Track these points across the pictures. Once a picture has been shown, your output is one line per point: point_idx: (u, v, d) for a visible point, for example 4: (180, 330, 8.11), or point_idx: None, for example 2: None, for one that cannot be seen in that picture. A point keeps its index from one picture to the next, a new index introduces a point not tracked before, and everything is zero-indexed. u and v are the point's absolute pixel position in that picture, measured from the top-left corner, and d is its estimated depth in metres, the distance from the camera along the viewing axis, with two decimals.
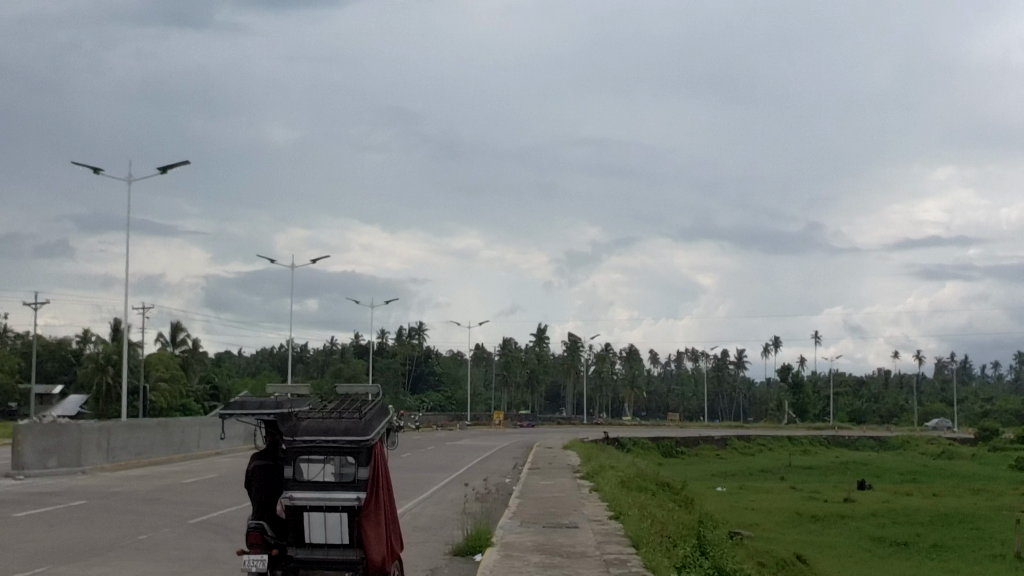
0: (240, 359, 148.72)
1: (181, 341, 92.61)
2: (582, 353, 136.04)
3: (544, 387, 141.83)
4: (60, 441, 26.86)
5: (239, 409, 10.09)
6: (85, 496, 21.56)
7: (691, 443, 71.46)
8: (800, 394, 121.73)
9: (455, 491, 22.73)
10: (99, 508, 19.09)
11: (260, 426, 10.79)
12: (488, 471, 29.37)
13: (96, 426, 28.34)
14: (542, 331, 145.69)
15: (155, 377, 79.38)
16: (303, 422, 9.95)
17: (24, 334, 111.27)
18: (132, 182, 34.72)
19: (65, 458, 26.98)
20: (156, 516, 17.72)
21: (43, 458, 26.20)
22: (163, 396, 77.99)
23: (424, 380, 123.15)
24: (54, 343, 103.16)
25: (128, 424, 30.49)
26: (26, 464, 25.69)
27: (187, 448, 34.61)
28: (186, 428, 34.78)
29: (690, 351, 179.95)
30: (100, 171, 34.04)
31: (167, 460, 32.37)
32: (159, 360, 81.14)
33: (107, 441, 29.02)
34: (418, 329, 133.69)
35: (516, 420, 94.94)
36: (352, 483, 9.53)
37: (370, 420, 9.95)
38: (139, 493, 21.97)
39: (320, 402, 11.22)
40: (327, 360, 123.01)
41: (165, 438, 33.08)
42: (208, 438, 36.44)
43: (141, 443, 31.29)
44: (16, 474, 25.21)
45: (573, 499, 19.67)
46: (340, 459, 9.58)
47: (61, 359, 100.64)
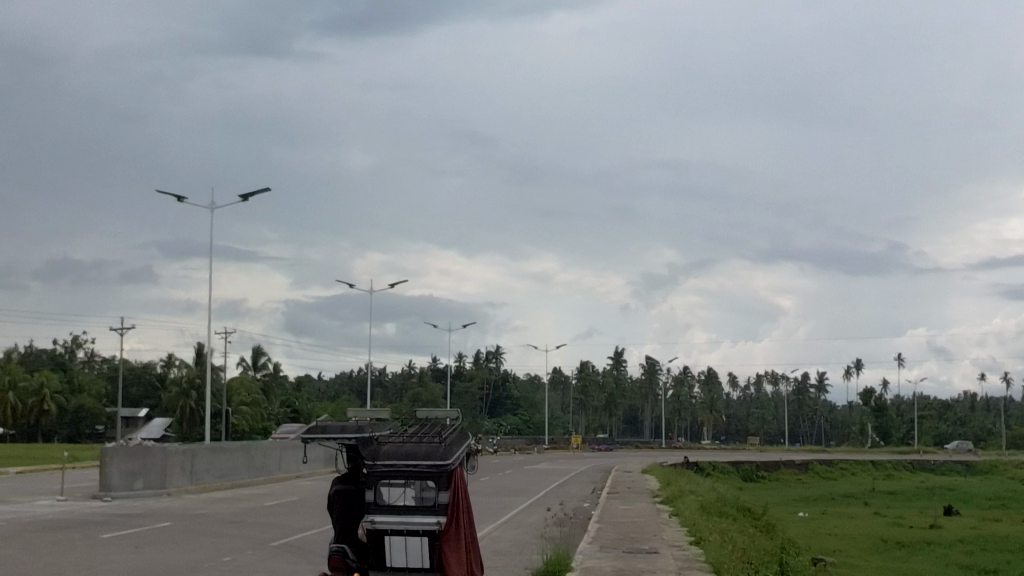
0: (319, 382, 150.39)
1: (262, 365, 94.21)
2: (659, 376, 135.35)
3: (622, 411, 141.28)
4: (145, 463, 27.36)
5: (321, 433, 10.21)
6: (170, 518, 21.92)
7: (772, 468, 70.52)
8: (883, 418, 119.44)
9: (534, 515, 22.59)
10: (180, 530, 19.43)
11: (342, 450, 10.92)
12: (566, 495, 29.18)
13: (179, 450, 28.81)
14: (619, 354, 145.33)
15: (237, 401, 80.60)
16: (384, 446, 10.06)
17: (110, 359, 113.84)
18: (213, 210, 35.76)
19: (151, 481, 27.47)
20: (240, 538, 17.92)
21: (129, 481, 26.68)
22: (244, 420, 79.27)
23: (502, 405, 123.35)
24: (140, 367, 105.52)
25: (211, 447, 30.97)
26: (113, 486, 26.23)
27: (269, 471, 35.03)
28: (267, 451, 35.22)
29: (769, 374, 178.03)
30: (182, 199, 35.14)
31: (249, 483, 32.77)
32: (241, 385, 82.57)
33: (191, 465, 29.54)
34: (495, 353, 134.13)
35: (595, 444, 94.29)
36: (433, 507, 9.59)
37: (449, 445, 10.02)
38: (221, 515, 22.29)
39: (401, 427, 11.30)
40: (405, 384, 123.91)
41: (247, 462, 33.52)
42: (289, 462, 36.91)
43: (224, 465, 31.73)
44: (103, 496, 25.76)
45: (653, 524, 19.49)
46: (419, 483, 9.63)
47: (146, 383, 102.77)
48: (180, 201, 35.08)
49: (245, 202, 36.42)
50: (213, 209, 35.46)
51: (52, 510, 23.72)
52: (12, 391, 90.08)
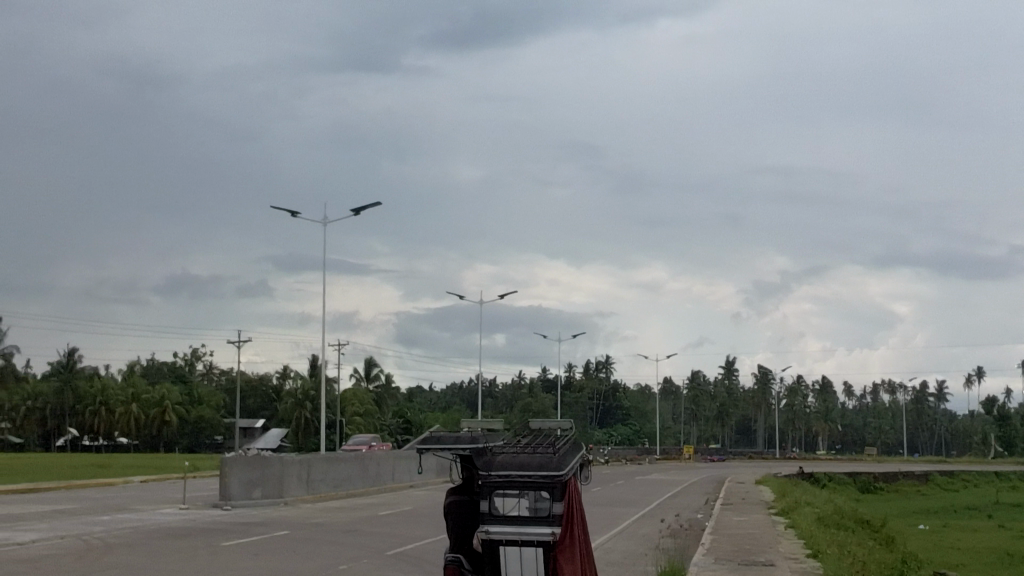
0: (430, 393, 151.87)
1: (375, 376, 95.65)
2: (772, 386, 133.55)
3: (734, 421, 139.75)
4: (263, 473, 27.98)
5: (435, 444, 10.35)
6: (288, 526, 22.33)
7: (890, 479, 68.88)
8: (1007, 427, 115.55)
9: (647, 526, 22.46)
10: (298, 538, 19.82)
11: (456, 461, 11.03)
12: (679, 506, 28.96)
13: (296, 460, 29.39)
14: (731, 363, 143.72)
15: (350, 412, 82.01)
16: (497, 457, 10.10)
17: (228, 371, 116.66)
18: (326, 224, 36.57)
19: (268, 490, 28.06)
20: (355, 547, 18.22)
21: (247, 490, 27.29)
22: (358, 430, 80.58)
23: (612, 415, 122.90)
24: (256, 379, 107.96)
25: (327, 457, 31.53)
26: (232, 495, 26.84)
27: (382, 481, 35.51)
28: (381, 461, 35.72)
29: (886, 383, 174.09)
30: (297, 214, 36.00)
31: (364, 493, 33.26)
32: (354, 396, 83.87)
33: (307, 474, 30.09)
34: (605, 363, 134.01)
35: (707, 454, 93.33)
36: (547, 517, 9.62)
37: (563, 455, 10.03)
38: (337, 525, 22.67)
39: (513, 437, 11.36)
40: (515, 394, 124.40)
41: (361, 472, 34.04)
42: (403, 472, 37.36)
43: (339, 475, 32.28)
44: (223, 504, 26.39)
45: (768, 536, 19.20)
46: (534, 493, 9.67)
47: (262, 395, 105.13)
48: (294, 216, 35.92)
49: (356, 216, 37.09)
50: (327, 225, 36.28)
51: (174, 518, 24.36)
52: (136, 403, 93.06)
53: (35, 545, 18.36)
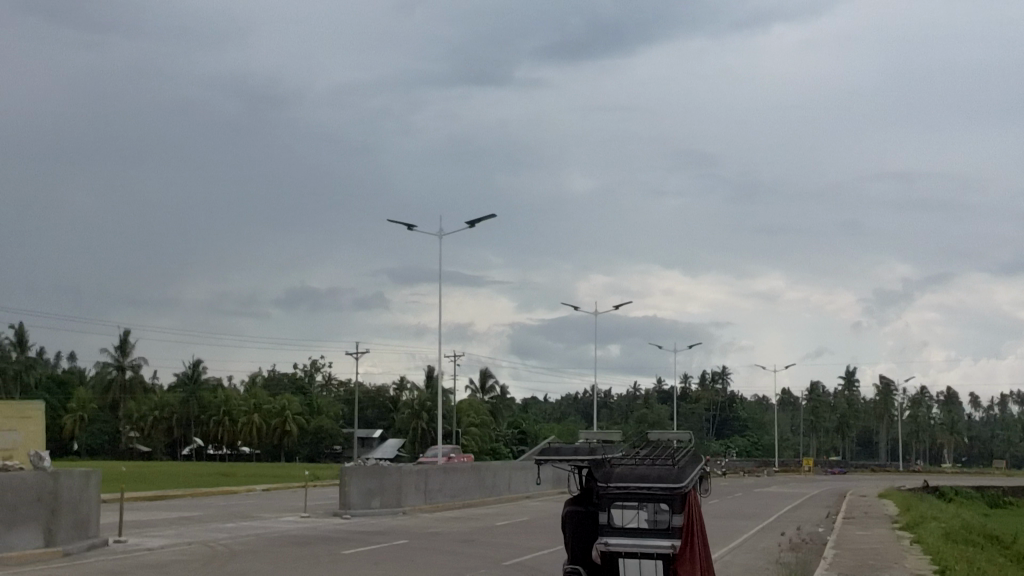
0: (546, 404, 152.16)
1: (490, 388, 96.28)
2: (895, 396, 130.42)
3: (855, 433, 136.80)
4: (381, 482, 28.35)
5: (555, 454, 10.39)
6: (406, 536, 22.62)
7: (1020, 494, 66.54)
8: None
9: (767, 540, 22.16)
10: (415, 547, 20.01)
11: (575, 473, 11.07)
12: (799, 520, 28.44)
13: (413, 470, 29.74)
14: (851, 374, 140.83)
15: (466, 423, 82.67)
16: (617, 468, 10.12)
17: (346, 382, 118.63)
18: (441, 237, 37.00)
19: (387, 499, 28.45)
20: (473, 557, 18.39)
21: (367, 499, 27.75)
22: (474, 441, 81.17)
23: (728, 426, 121.53)
24: (374, 390, 109.63)
25: (443, 467, 31.86)
26: (352, 504, 27.31)
27: (499, 491, 35.66)
28: (497, 472, 35.86)
29: (1016, 395, 168.49)
30: (412, 228, 36.50)
31: (481, 503, 33.48)
32: (470, 407, 84.47)
33: (425, 484, 30.41)
34: (721, 374, 132.74)
35: (827, 467, 91.56)
36: (666, 530, 9.57)
37: (683, 467, 9.98)
38: (454, 534, 22.86)
39: (631, 449, 11.36)
40: (630, 405, 123.90)
41: (478, 482, 34.25)
42: (519, 482, 37.46)
43: (456, 485, 32.54)
44: (342, 513, 26.85)
45: (893, 552, 18.77)
46: (653, 505, 9.65)
47: (379, 406, 106.73)
48: (410, 229, 36.41)
49: (471, 229, 37.40)
50: (441, 237, 36.68)
51: (295, 526, 24.86)
52: (258, 413, 95.12)
53: (165, 551, 19.01)
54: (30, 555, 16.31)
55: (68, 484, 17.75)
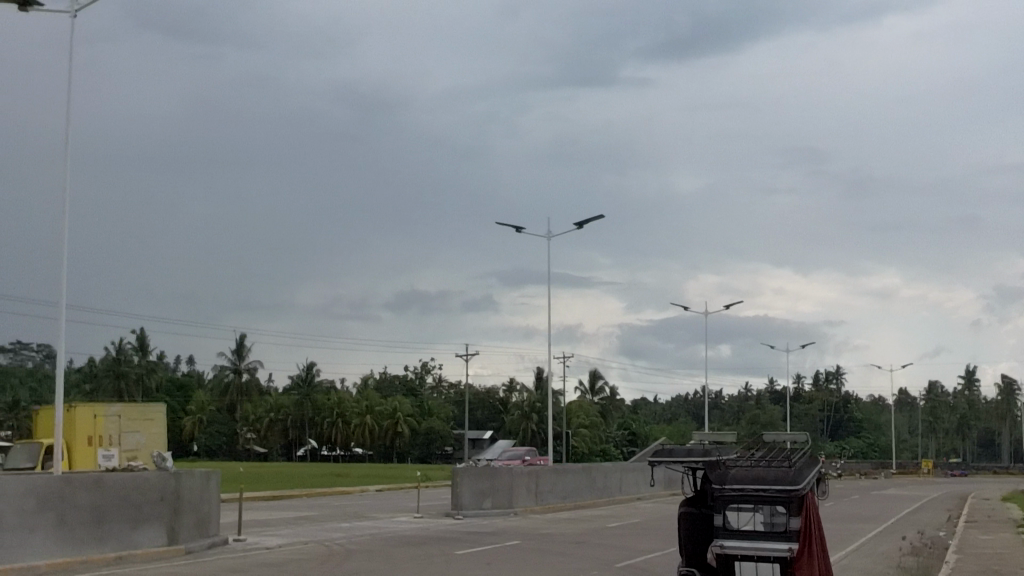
0: (656, 405, 151.32)
1: (599, 389, 96.09)
2: (1018, 397, 126.34)
3: (976, 434, 132.93)
4: (493, 483, 28.53)
5: (669, 456, 10.34)
6: (518, 537, 22.71)
7: None
8: None
9: (886, 544, 21.69)
10: (528, 548, 20.08)
11: (689, 474, 11.01)
12: (919, 523, 27.78)
13: (525, 471, 29.86)
14: (972, 373, 136.91)
15: (576, 424, 82.65)
16: (731, 470, 10.01)
17: (455, 384, 119.63)
18: (550, 238, 37.01)
19: (499, 500, 28.61)
20: (586, 558, 18.36)
21: (479, 500, 27.94)
22: (583, 442, 81.14)
23: (843, 427, 119.33)
24: (484, 392, 110.38)
25: (555, 468, 31.89)
26: (464, 504, 27.54)
27: (610, 493, 35.58)
28: (608, 473, 35.78)
29: None
30: (522, 229, 36.57)
31: (592, 504, 33.43)
32: (579, 408, 84.42)
33: (536, 485, 30.50)
34: (835, 374, 130.35)
35: (947, 469, 89.17)
36: (784, 533, 9.45)
37: (800, 469, 9.85)
38: (566, 536, 22.86)
39: (746, 451, 11.26)
40: (742, 405, 122.37)
41: (589, 483, 34.21)
42: (630, 483, 37.30)
43: (567, 486, 32.54)
44: (455, 514, 27.11)
45: (1019, 557, 18.21)
46: (770, 507, 9.53)
47: (489, 407, 107.42)
48: (520, 231, 36.53)
49: (580, 230, 37.37)
50: (551, 238, 36.67)
51: (409, 527, 25.14)
52: (370, 415, 96.52)
53: (282, 550, 19.41)
54: (154, 552, 16.79)
55: (189, 484, 18.25)
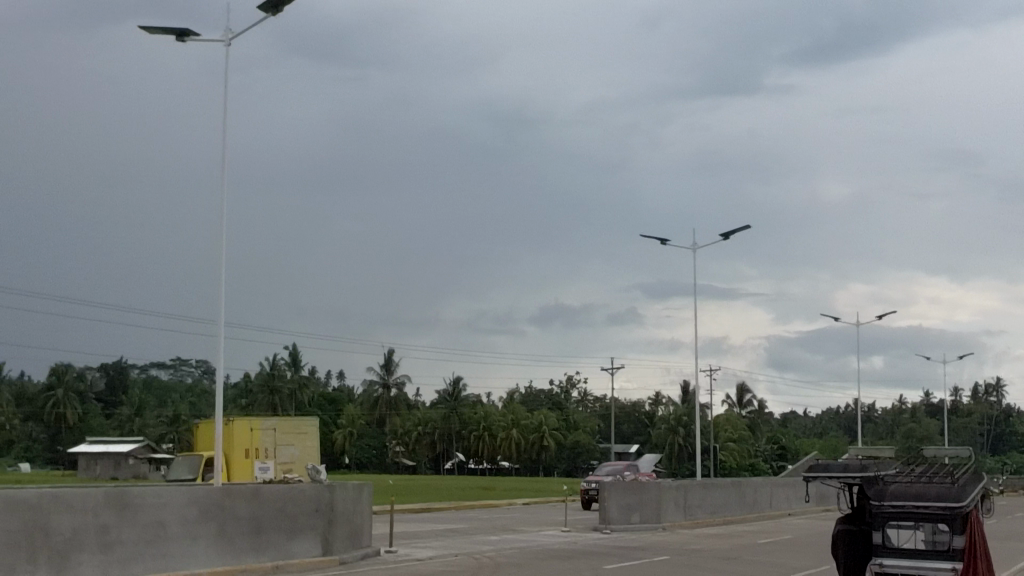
0: (806, 419, 148.23)
1: (747, 403, 94.71)
2: None
3: None
4: (641, 498, 28.34)
5: (824, 471, 10.11)
6: (667, 552, 22.50)
7: None
8: None
9: None
10: (677, 564, 19.88)
11: (844, 490, 10.76)
12: None
13: (674, 486, 29.60)
14: None
15: (724, 438, 81.63)
16: (891, 486, 9.74)
17: (601, 397, 119.35)
18: (695, 250, 36.69)
19: (647, 515, 28.43)
20: None
21: (626, 515, 27.80)
22: (732, 457, 80.06)
23: (1006, 442, 114.70)
24: (629, 406, 109.95)
25: (703, 483, 31.51)
26: (612, 519, 27.44)
27: (760, 508, 34.95)
28: (758, 488, 35.16)
29: None
30: (667, 242, 36.36)
31: (742, 520, 32.90)
32: (727, 421, 83.35)
33: (684, 500, 30.20)
34: (995, 386, 125.51)
35: None
36: (947, 552, 9.14)
37: (963, 484, 9.52)
38: (717, 552, 22.55)
39: (906, 466, 10.93)
40: (897, 419, 118.89)
41: (739, 499, 33.69)
42: (781, 499, 36.58)
43: (716, 501, 32.12)
44: (603, 528, 27.02)
45: None
46: (932, 525, 9.23)
47: (635, 421, 106.96)
48: (665, 243, 36.30)
49: (726, 240, 36.87)
50: (697, 249, 36.33)
51: (559, 541, 25.17)
52: (516, 428, 97.02)
53: (433, 562, 19.68)
54: (308, 562, 17.22)
55: (342, 496, 18.67)
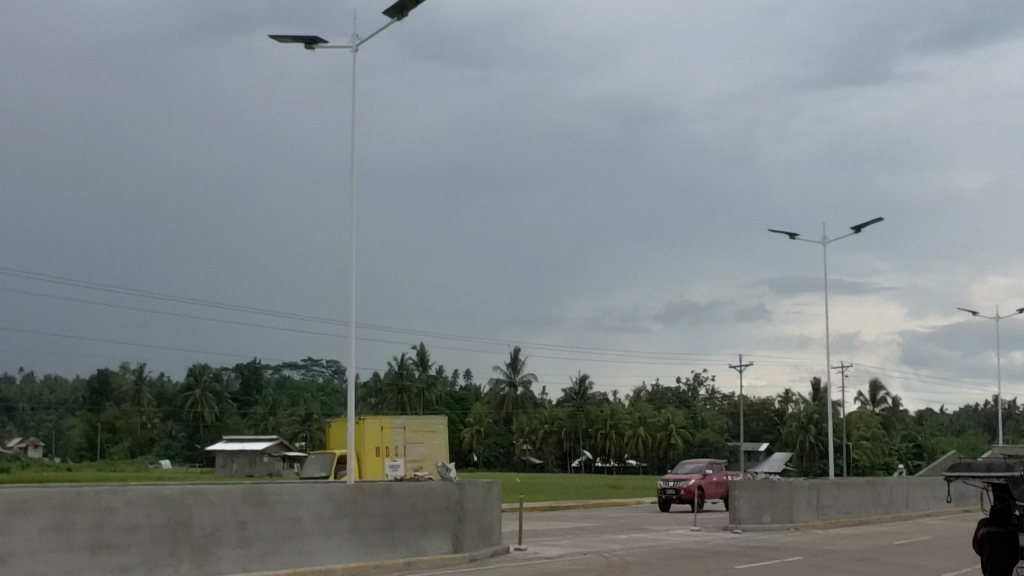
0: (944, 416, 143.95)
1: (881, 400, 92.55)
2: None
3: None
4: (772, 497, 27.91)
5: (967, 472, 9.82)
6: (800, 552, 22.16)
7: None
8: None
9: None
10: (811, 564, 19.55)
11: (989, 492, 10.45)
12: None
13: (806, 485, 29.08)
14: None
15: (857, 436, 79.98)
16: None
17: (728, 395, 117.95)
18: (826, 243, 35.93)
19: (778, 514, 27.98)
20: None
21: (758, 514, 27.42)
22: (865, 455, 78.40)
23: None
24: (758, 404, 108.46)
25: (837, 482, 30.91)
26: (743, 518, 27.07)
27: (896, 508, 34.04)
28: (894, 488, 34.26)
29: None
30: (796, 236, 35.67)
31: (877, 520, 32.13)
32: (860, 419, 81.61)
33: (817, 499, 29.65)
34: None
35: None
36: None
37: None
38: (852, 552, 22.10)
39: None
40: None
41: (873, 499, 32.89)
42: (918, 499, 35.55)
43: (850, 501, 31.44)
44: (734, 528, 26.69)
45: None
46: None
47: (764, 419, 105.46)
48: (794, 237, 35.63)
49: (857, 234, 36.03)
50: (828, 244, 35.57)
51: (688, 540, 24.97)
52: (643, 426, 96.49)
53: (562, 560, 19.73)
54: (439, 559, 17.42)
55: (472, 494, 18.87)
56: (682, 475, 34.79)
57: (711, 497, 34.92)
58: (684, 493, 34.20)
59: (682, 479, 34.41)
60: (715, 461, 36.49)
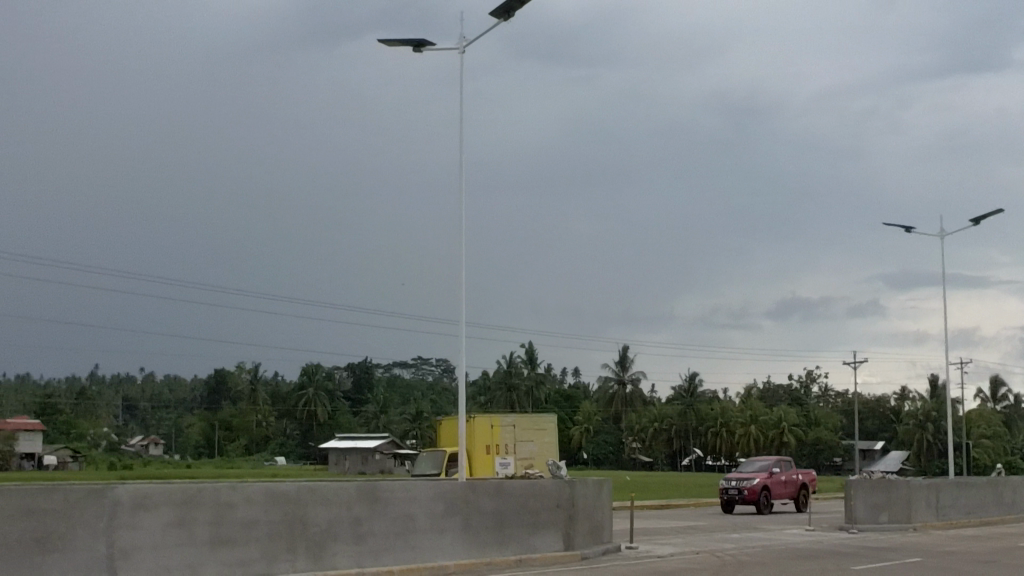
0: None
1: (1002, 397, 89.82)
2: None
3: None
4: (890, 497, 27.31)
5: None
6: (921, 553, 21.65)
7: None
8: None
9: None
10: (931, 566, 19.09)
11: None
12: None
13: (925, 484, 28.38)
14: None
15: (977, 434, 77.81)
16: None
17: (842, 392, 115.64)
18: (943, 236, 34.93)
19: (896, 514, 27.36)
20: None
21: (874, 514, 26.87)
22: (986, 454, 76.23)
23: None
24: (873, 401, 106.14)
25: (957, 482, 30.10)
26: (859, 518, 26.57)
27: (1018, 509, 32.97)
28: (1016, 488, 33.20)
29: None
30: (911, 229, 34.72)
31: (999, 521, 31.20)
32: (980, 417, 79.36)
33: (937, 499, 28.92)
34: None
35: None
36: None
37: None
38: (974, 553, 21.53)
39: None
40: None
41: (994, 498, 31.92)
42: None
43: (971, 502, 30.57)
44: (850, 528, 26.20)
45: None
46: None
47: (880, 417, 103.13)
48: (909, 230, 34.72)
49: (976, 226, 34.93)
50: (945, 236, 34.57)
51: (804, 540, 24.59)
52: (755, 424, 94.77)
53: (674, 558, 19.62)
54: (551, 556, 17.47)
55: (583, 493, 18.87)
56: (744, 474, 33.72)
57: (777, 497, 33.70)
58: (748, 493, 33.11)
59: (746, 478, 33.38)
60: (784, 460, 35.20)
